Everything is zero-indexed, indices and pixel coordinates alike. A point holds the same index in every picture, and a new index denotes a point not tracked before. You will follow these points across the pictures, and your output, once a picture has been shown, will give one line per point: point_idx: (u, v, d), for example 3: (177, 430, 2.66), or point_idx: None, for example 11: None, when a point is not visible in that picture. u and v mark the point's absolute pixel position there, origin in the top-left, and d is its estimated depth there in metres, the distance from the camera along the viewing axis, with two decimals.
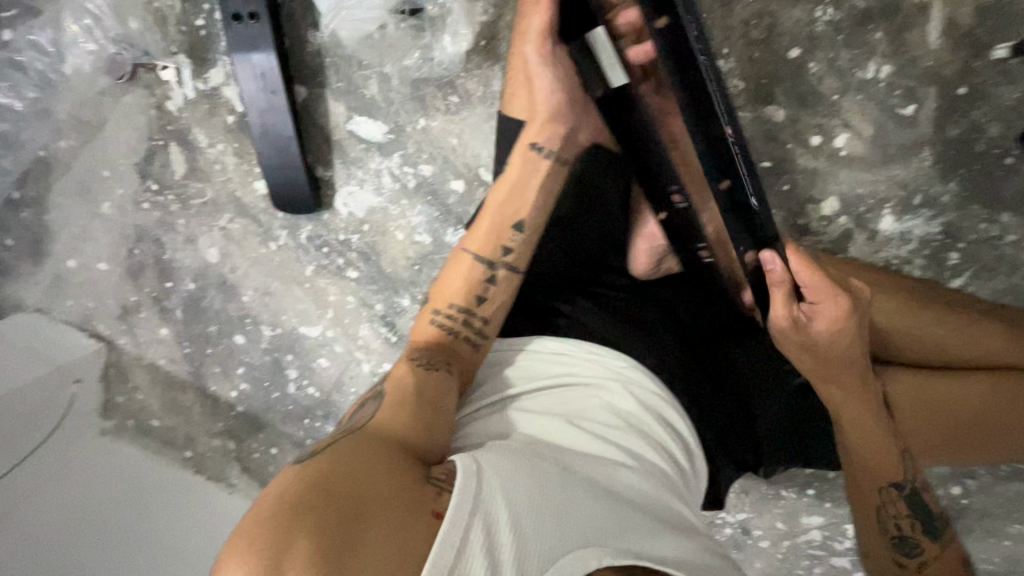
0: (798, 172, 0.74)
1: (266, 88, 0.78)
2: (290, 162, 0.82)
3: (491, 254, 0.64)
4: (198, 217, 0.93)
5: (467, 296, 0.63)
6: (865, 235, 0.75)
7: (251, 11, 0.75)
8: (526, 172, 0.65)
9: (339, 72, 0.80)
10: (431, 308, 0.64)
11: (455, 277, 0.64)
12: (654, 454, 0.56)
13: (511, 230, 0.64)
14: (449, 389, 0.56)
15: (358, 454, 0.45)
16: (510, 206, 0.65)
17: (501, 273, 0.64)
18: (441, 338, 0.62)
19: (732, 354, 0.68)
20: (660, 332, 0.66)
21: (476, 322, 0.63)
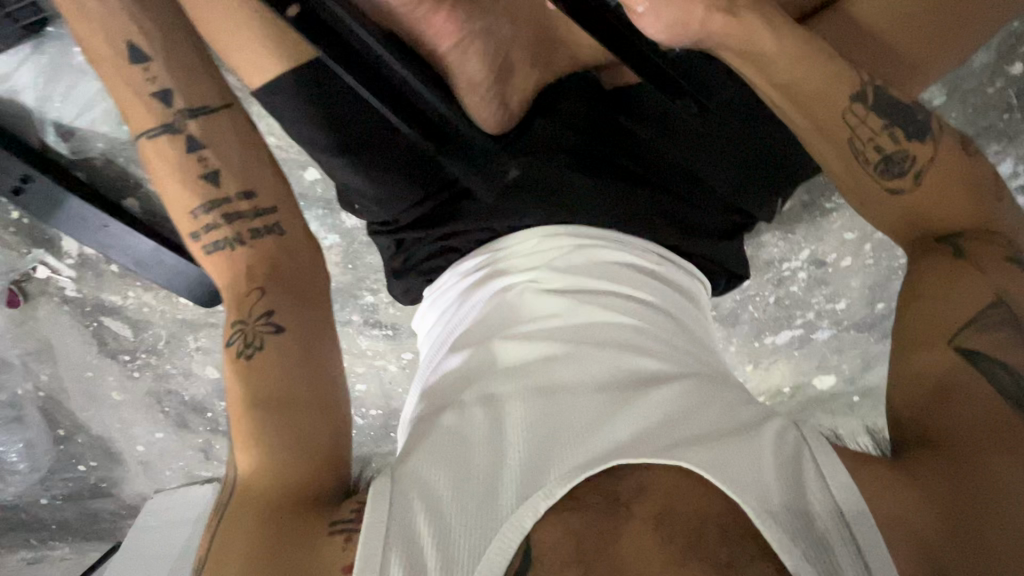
0: None
1: (99, 224, 0.76)
2: (175, 268, 0.80)
3: (167, 125, 0.58)
4: (176, 354, 0.97)
5: (200, 191, 0.58)
6: None
7: (22, 175, 0.71)
8: (85, 22, 0.57)
9: (138, 163, 0.76)
10: (191, 237, 0.58)
11: (176, 187, 0.58)
12: (609, 316, 0.50)
13: (147, 78, 0.58)
14: (292, 343, 0.53)
15: (240, 528, 0.44)
16: (116, 66, 0.58)
17: (196, 129, 0.59)
18: (237, 264, 0.57)
19: (635, 136, 0.60)
20: (555, 169, 0.58)
21: (239, 201, 0.59)
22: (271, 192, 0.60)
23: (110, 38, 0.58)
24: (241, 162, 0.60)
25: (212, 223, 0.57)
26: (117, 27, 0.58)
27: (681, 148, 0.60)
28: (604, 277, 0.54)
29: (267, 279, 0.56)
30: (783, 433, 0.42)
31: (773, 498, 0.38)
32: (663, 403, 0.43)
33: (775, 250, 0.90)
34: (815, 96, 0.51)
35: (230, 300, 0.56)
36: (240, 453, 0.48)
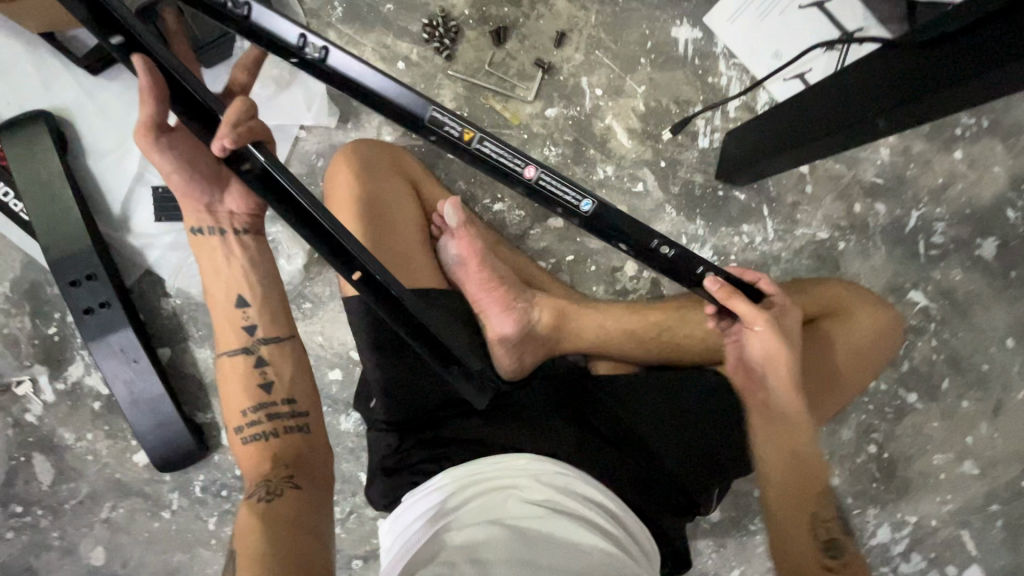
0: (596, 254, 0.94)
1: (130, 360, 0.83)
2: (166, 419, 0.84)
3: (244, 343, 0.69)
4: (75, 521, 0.87)
5: (253, 392, 0.67)
6: (670, 280, 0.94)
7: (101, 300, 0.82)
8: (214, 255, 0.71)
9: (196, 323, 0.88)
10: (234, 428, 0.66)
11: (234, 387, 0.67)
12: (580, 526, 0.59)
13: (240, 309, 0.70)
14: (304, 508, 0.59)
15: None
16: (221, 291, 0.70)
17: (264, 349, 0.69)
18: (264, 453, 0.64)
19: (611, 412, 0.77)
20: (549, 420, 0.73)
21: (280, 404, 0.66)
22: (310, 399, 0.69)
23: (225, 274, 0.71)
24: (293, 371, 0.69)
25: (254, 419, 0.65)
26: (234, 268, 0.71)
27: (646, 430, 0.76)
28: (578, 498, 0.64)
29: (286, 470, 0.62)
30: None
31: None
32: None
33: (708, 562, 0.97)
34: (790, 463, 0.75)
35: (253, 481, 0.62)
36: None
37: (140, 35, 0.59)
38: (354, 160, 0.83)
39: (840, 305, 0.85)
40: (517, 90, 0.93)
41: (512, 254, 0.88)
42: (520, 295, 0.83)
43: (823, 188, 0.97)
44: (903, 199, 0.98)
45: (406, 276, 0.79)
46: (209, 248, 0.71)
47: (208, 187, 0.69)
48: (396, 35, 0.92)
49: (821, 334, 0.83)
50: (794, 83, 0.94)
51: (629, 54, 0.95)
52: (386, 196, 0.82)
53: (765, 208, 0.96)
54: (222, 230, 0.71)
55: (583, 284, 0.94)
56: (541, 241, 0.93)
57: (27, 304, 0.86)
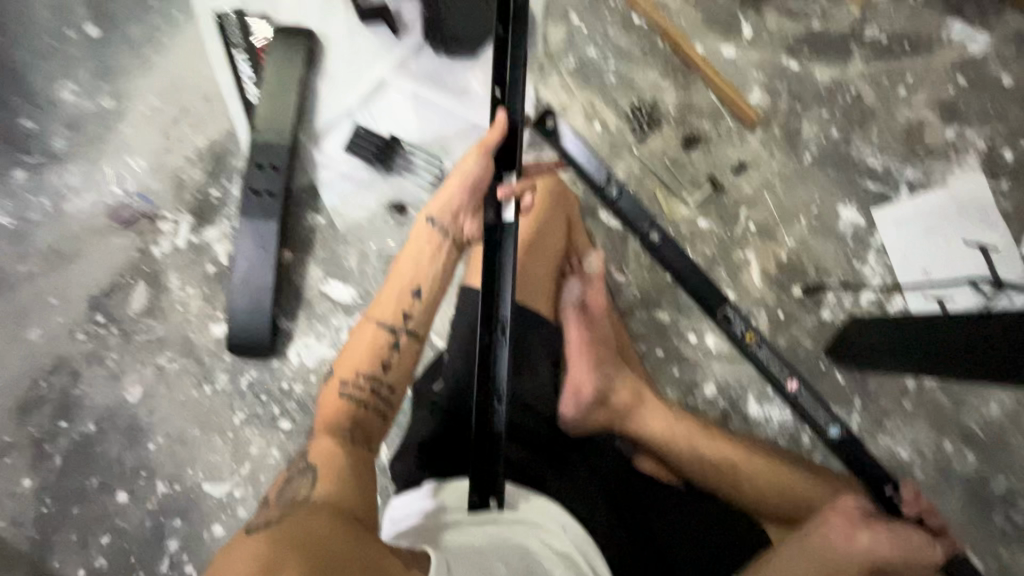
0: (684, 362, 0.96)
1: (261, 247, 0.92)
2: (260, 309, 0.90)
3: (394, 322, 0.70)
4: (133, 355, 0.93)
5: (372, 363, 0.68)
6: (740, 419, 0.94)
7: (270, 189, 0.92)
8: (421, 241, 0.76)
9: (324, 245, 0.96)
10: (339, 378, 0.67)
11: (362, 348, 0.69)
12: None
13: (412, 299, 0.72)
14: (371, 465, 0.61)
15: (316, 518, 0.49)
16: (408, 269, 0.74)
17: (404, 338, 0.70)
18: (347, 411, 0.64)
19: (644, 508, 0.74)
20: (584, 480, 0.73)
21: (383, 388, 0.67)
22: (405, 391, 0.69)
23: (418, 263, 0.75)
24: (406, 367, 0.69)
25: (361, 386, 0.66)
26: (432, 264, 0.75)
27: (670, 538, 0.73)
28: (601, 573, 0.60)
29: (360, 434, 0.64)
30: None
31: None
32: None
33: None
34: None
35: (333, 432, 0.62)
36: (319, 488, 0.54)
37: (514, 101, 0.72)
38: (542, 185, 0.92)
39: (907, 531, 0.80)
40: (682, 191, 1.01)
41: (615, 324, 0.94)
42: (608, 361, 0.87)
43: (919, 411, 0.96)
44: (996, 462, 0.94)
45: (525, 295, 0.84)
46: (423, 238, 0.76)
47: (468, 205, 0.76)
48: (604, 103, 1.05)
49: None
50: (934, 305, 0.96)
51: (793, 208, 1.01)
52: (544, 221, 0.90)
53: (856, 401, 0.96)
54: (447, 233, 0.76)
55: (659, 381, 0.96)
56: (640, 326, 0.98)
57: (210, 163, 0.98)
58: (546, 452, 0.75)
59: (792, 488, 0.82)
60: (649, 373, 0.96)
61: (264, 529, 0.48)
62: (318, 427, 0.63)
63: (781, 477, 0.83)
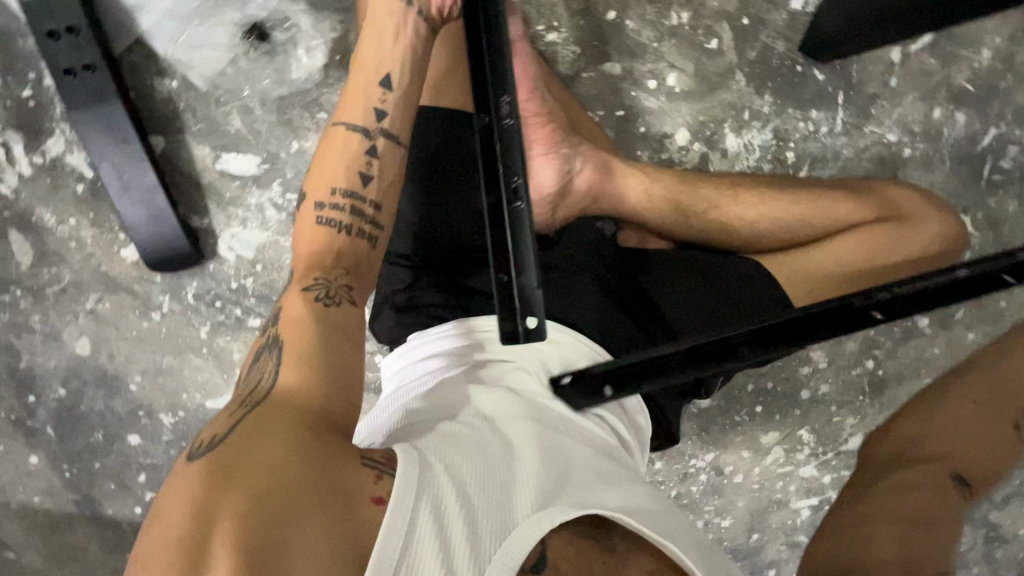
0: (648, 113, 0.85)
1: (119, 139, 0.74)
2: (160, 213, 0.76)
3: (366, 120, 0.57)
4: (57, 309, 0.82)
5: (351, 177, 0.55)
6: (719, 155, 0.86)
7: (87, 61, 0.71)
8: (382, 1, 0.61)
9: (196, 115, 0.78)
10: (313, 200, 0.55)
11: (333, 156, 0.56)
12: (597, 422, 0.55)
13: (381, 90, 0.59)
14: (361, 332, 0.50)
15: (262, 433, 0.39)
16: (372, 57, 0.60)
17: (382, 142, 0.57)
18: (330, 242, 0.53)
19: (633, 280, 0.71)
20: (568, 273, 0.67)
21: (367, 209, 0.55)
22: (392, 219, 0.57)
23: (383, 44, 0.61)
24: (395, 181, 0.57)
25: (338, 205, 0.54)
26: (399, 44, 0.60)
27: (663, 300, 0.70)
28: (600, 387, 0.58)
29: (344, 276, 0.52)
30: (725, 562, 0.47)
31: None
32: (648, 496, 0.46)
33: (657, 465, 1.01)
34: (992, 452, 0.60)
35: (309, 269, 0.52)
36: (283, 378, 0.44)
37: None
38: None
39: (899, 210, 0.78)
40: None
41: (565, 96, 0.80)
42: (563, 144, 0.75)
43: (905, 84, 0.87)
44: (987, 112, 0.88)
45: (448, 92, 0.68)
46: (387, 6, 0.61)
47: None
48: None
49: (873, 234, 0.76)
50: None
51: None
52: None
53: (841, 96, 0.87)
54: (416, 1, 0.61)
55: (626, 144, 0.85)
56: (591, 87, 0.84)
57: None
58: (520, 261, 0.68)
59: (786, 213, 0.77)
60: (615, 137, 0.85)
61: (207, 450, 0.39)
62: (294, 258, 0.54)
63: (772, 206, 0.78)
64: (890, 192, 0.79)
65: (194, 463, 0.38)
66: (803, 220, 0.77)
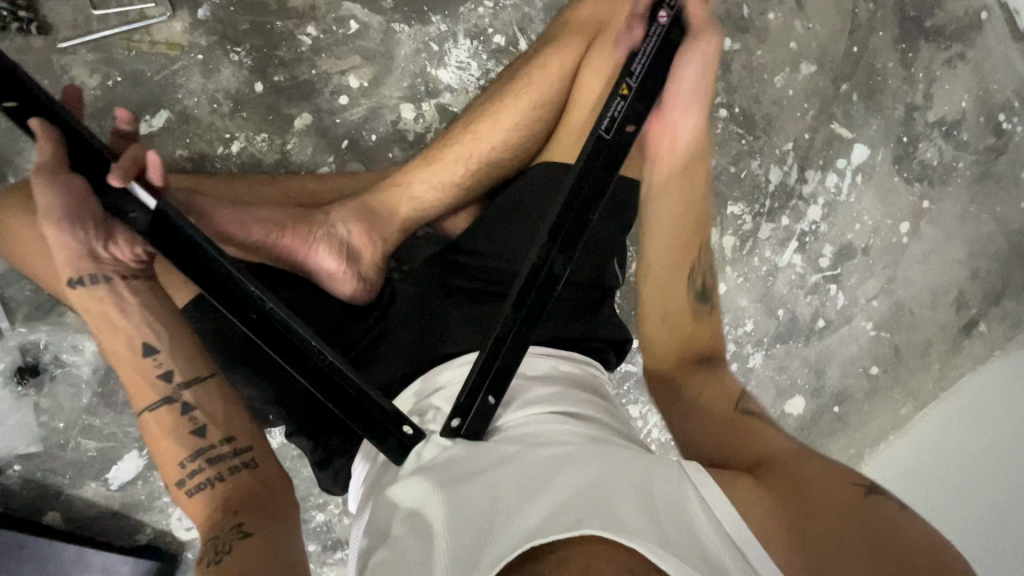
0: (366, 121, 0.83)
1: (18, 550, 0.74)
2: (105, 563, 0.76)
3: (160, 391, 0.57)
4: None
5: (188, 444, 0.55)
6: (448, 93, 0.85)
7: None
8: (93, 304, 0.59)
9: (56, 471, 0.77)
10: (174, 489, 0.54)
11: (161, 442, 0.55)
12: (518, 424, 0.56)
13: (149, 356, 0.58)
14: (283, 556, 0.47)
15: None
16: (120, 338, 0.58)
17: (187, 393, 0.57)
18: (214, 505, 0.52)
19: (460, 267, 0.70)
20: (401, 324, 0.68)
21: (222, 448, 0.55)
22: (253, 433, 0.57)
23: (116, 324, 0.59)
24: (227, 411, 0.57)
25: (195, 471, 0.53)
26: (127, 314, 0.59)
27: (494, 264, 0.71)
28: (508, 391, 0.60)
29: (237, 520, 0.50)
30: (667, 473, 0.49)
31: (686, 555, 0.43)
32: (575, 477, 0.48)
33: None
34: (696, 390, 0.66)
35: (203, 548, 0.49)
36: None
37: (59, 109, 0.61)
38: (57, 177, 0.59)
39: (590, 30, 0.75)
40: (158, 18, 0.78)
41: (287, 186, 0.78)
42: (315, 230, 0.72)
43: None
44: None
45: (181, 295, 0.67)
46: (92, 297, 0.59)
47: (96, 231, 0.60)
48: None
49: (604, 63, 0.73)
50: None
51: None
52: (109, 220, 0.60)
53: None
54: (107, 275, 0.60)
55: (376, 157, 0.84)
56: (306, 147, 0.82)
57: None
58: (363, 347, 0.68)
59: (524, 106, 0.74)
60: (363, 161, 0.84)
61: None
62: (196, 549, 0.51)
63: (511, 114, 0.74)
64: (583, 16, 0.77)
65: None
66: (535, 104, 0.74)
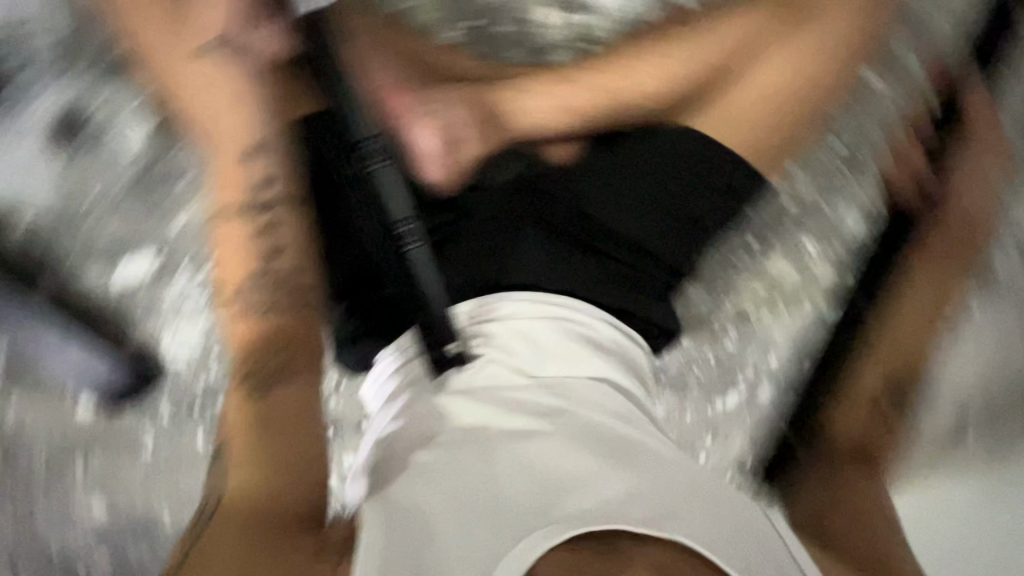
0: (503, 10, 0.76)
1: None
2: (87, 353, 0.72)
3: (247, 198, 0.52)
4: (56, 492, 0.79)
5: (252, 264, 0.52)
6: (595, 16, 0.78)
7: None
8: (214, 77, 0.53)
9: (69, 241, 0.73)
10: (229, 297, 0.53)
11: (232, 249, 0.53)
12: (591, 384, 0.52)
13: (249, 158, 0.52)
14: (303, 411, 0.50)
15: (218, 542, 0.43)
16: (228, 125, 0.52)
17: (280, 212, 0.52)
18: (259, 331, 0.51)
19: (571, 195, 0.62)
20: (490, 228, 0.59)
21: (282, 286, 0.52)
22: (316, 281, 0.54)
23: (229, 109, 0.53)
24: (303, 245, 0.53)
25: (253, 296, 0.52)
26: (243, 104, 0.53)
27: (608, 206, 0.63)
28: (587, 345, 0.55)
29: (276, 360, 0.51)
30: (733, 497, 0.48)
31: None
32: (652, 469, 0.46)
33: (698, 376, 0.94)
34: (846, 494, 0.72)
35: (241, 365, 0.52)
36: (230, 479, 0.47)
37: None
38: None
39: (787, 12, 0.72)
40: None
41: (415, 44, 0.71)
42: (433, 103, 0.66)
43: None
44: None
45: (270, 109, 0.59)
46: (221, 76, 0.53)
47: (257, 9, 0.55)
48: None
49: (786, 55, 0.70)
50: None
51: None
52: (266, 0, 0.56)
53: None
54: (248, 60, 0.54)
55: (500, 52, 0.77)
56: (434, 12, 0.76)
57: None
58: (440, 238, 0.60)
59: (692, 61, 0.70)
60: (485, 50, 0.77)
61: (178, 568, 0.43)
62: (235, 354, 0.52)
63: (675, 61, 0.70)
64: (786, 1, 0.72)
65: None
66: (702, 65, 0.70)
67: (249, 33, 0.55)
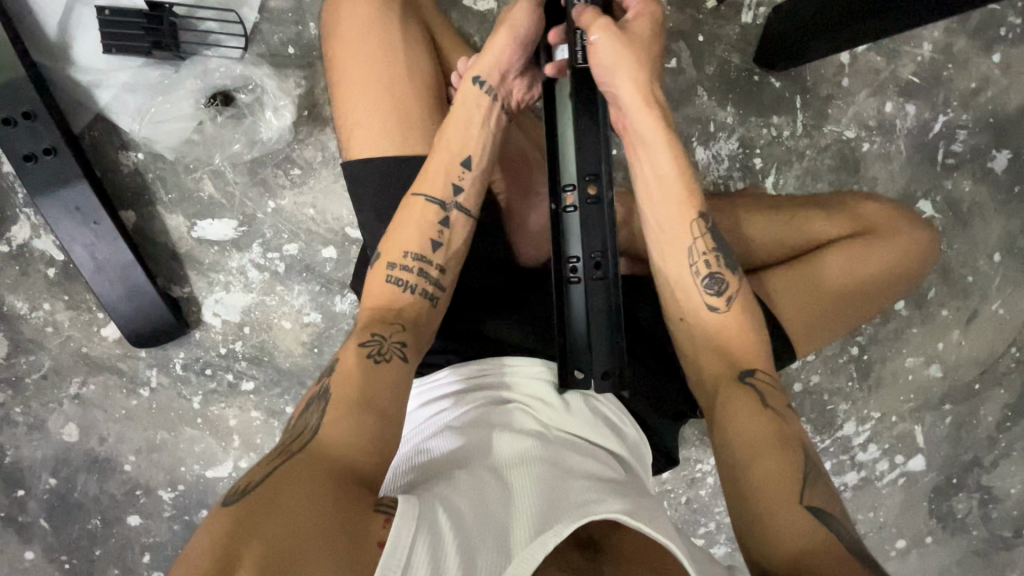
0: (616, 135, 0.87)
1: (86, 221, 0.72)
2: (137, 288, 0.75)
3: (443, 194, 0.59)
4: (42, 402, 0.79)
5: (422, 242, 0.57)
6: None
7: (47, 143, 0.69)
8: (467, 99, 0.60)
9: (167, 185, 0.76)
10: (386, 260, 0.57)
11: (410, 225, 0.58)
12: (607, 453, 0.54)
13: (460, 169, 0.59)
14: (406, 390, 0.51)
15: (297, 480, 0.39)
16: (458, 137, 0.60)
17: (455, 214, 0.59)
18: (401, 302, 0.56)
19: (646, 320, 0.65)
20: None
21: (433, 271, 0.57)
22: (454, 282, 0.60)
23: (466, 128, 0.60)
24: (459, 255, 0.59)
25: (410, 268, 0.56)
26: (481, 129, 0.60)
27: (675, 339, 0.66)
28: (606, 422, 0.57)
29: (401, 333, 0.53)
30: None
31: None
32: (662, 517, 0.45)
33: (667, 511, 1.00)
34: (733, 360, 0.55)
35: (372, 318, 0.54)
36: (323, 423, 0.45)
37: None
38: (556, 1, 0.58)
39: (866, 224, 0.73)
40: None
41: None
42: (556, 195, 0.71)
43: (854, 81, 0.92)
44: (934, 100, 0.93)
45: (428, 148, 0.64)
46: (472, 100, 0.60)
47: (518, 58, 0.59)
48: None
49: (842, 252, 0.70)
50: None
51: None
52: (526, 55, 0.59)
53: (797, 99, 0.91)
54: (499, 100, 0.61)
55: None
56: None
57: None
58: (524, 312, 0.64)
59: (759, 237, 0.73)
60: None
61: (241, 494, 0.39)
62: (369, 309, 0.55)
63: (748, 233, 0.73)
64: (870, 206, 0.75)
65: (228, 507, 0.38)
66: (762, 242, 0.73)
67: (500, 81, 0.60)
